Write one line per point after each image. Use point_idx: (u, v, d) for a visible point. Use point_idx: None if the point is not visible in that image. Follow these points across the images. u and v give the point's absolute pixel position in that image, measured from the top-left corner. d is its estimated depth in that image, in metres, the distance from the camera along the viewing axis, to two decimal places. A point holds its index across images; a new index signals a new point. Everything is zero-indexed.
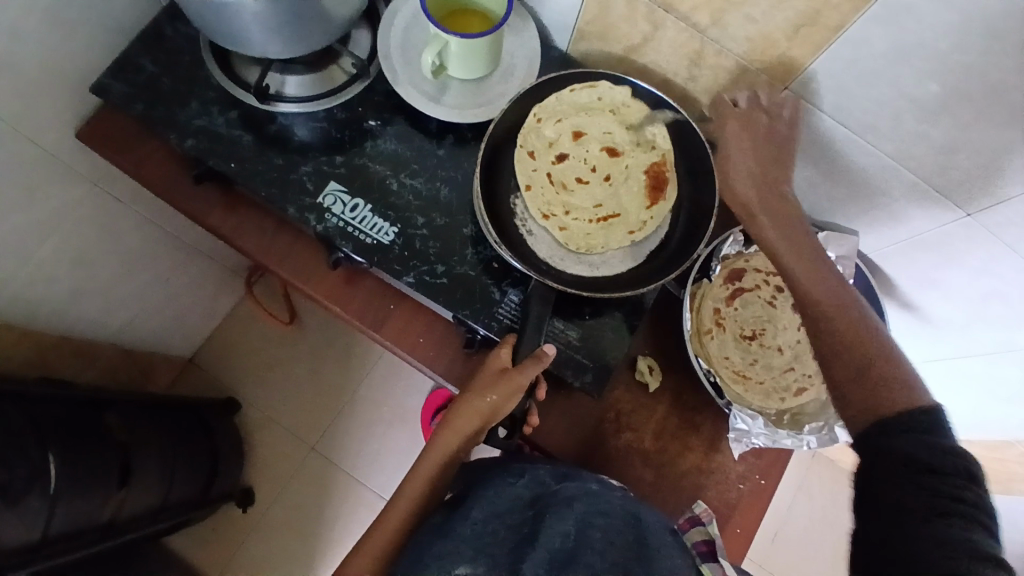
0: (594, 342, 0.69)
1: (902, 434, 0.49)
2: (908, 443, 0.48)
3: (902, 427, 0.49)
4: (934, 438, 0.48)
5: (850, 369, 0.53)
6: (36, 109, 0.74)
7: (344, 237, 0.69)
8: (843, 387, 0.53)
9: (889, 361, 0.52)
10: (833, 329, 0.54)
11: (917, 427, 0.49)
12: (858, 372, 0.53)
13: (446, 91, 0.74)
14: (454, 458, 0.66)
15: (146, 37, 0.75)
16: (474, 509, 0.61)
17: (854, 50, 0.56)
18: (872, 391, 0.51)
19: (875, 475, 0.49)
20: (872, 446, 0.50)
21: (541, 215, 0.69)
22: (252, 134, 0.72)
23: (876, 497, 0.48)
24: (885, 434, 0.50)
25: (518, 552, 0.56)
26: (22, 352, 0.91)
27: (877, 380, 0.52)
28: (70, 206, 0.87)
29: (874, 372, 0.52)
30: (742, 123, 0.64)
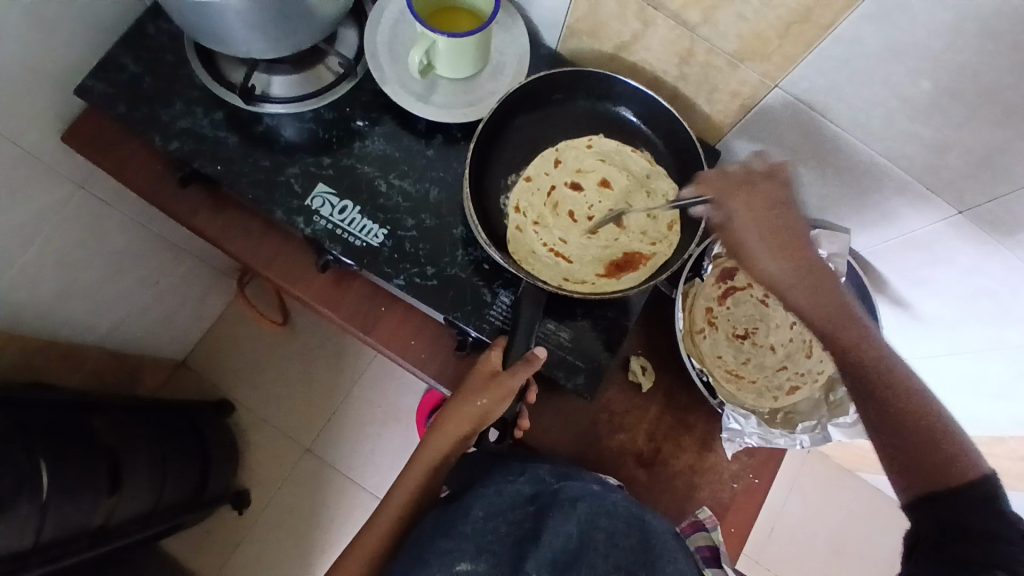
0: (586, 343, 0.68)
1: (959, 504, 0.47)
2: (965, 513, 0.47)
3: (963, 501, 0.47)
4: (993, 506, 0.46)
5: (903, 450, 0.51)
6: (15, 110, 0.73)
7: (332, 239, 0.68)
8: (901, 470, 0.51)
9: (941, 435, 0.50)
10: (883, 414, 0.51)
11: (968, 493, 0.47)
12: (914, 451, 0.50)
13: (434, 90, 0.73)
14: (446, 461, 0.65)
15: (128, 36, 0.74)
16: (473, 508, 0.59)
17: (845, 48, 0.56)
18: (931, 469, 0.49)
19: (933, 542, 0.48)
20: (929, 517, 0.49)
21: (513, 206, 0.71)
22: (237, 135, 0.71)
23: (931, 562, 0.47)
24: (947, 509, 0.48)
25: (520, 549, 0.56)
26: (6, 356, 0.90)
27: (934, 458, 0.49)
28: (54, 208, 0.85)
29: (932, 453, 0.49)
30: (749, 197, 0.57)
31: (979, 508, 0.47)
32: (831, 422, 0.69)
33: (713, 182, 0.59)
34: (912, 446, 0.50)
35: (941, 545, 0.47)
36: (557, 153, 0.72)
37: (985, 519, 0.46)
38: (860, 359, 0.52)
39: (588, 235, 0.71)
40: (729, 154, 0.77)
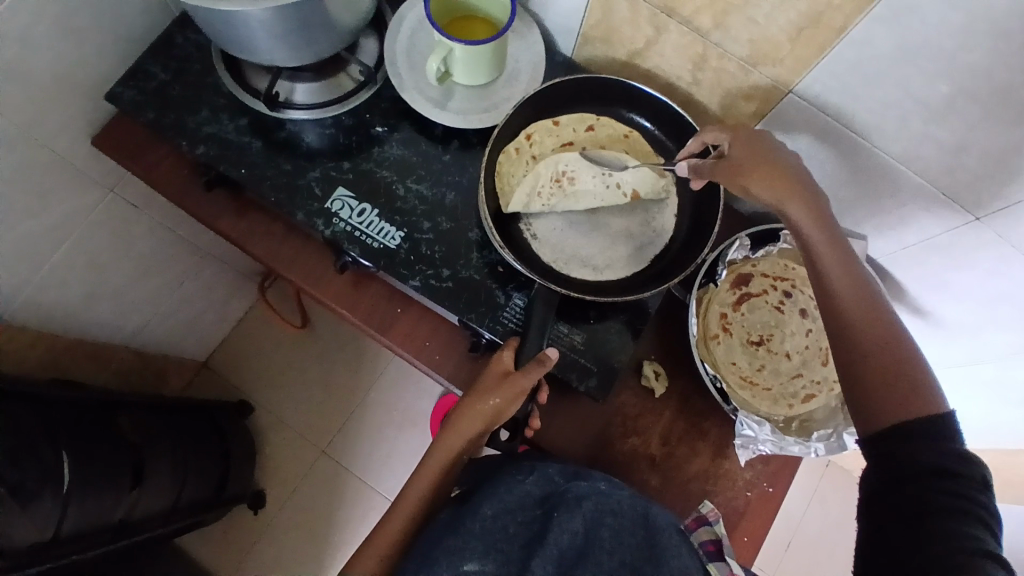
0: (598, 346, 0.69)
1: (910, 440, 0.47)
2: (914, 447, 0.47)
3: (918, 437, 0.47)
4: (943, 442, 0.46)
5: (858, 381, 0.50)
6: (51, 117, 0.77)
7: (350, 241, 0.70)
8: (856, 403, 0.50)
9: (909, 367, 0.49)
10: (853, 353, 0.50)
11: (920, 433, 0.47)
12: (876, 385, 0.49)
13: (451, 97, 0.75)
14: (458, 460, 0.65)
15: (159, 47, 0.77)
16: (482, 507, 0.60)
17: (857, 52, 0.56)
18: (884, 394, 0.48)
19: (885, 494, 0.47)
20: (877, 455, 0.48)
21: (527, 132, 0.72)
22: (261, 140, 0.73)
23: (882, 521, 0.47)
24: (891, 444, 0.48)
25: (529, 549, 0.56)
26: (35, 353, 0.93)
27: (893, 391, 0.48)
28: (85, 211, 0.89)
29: (895, 385, 0.48)
30: (746, 136, 0.61)
31: (929, 455, 0.46)
32: (847, 430, 0.67)
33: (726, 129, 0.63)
34: (868, 376, 0.49)
35: (892, 503, 0.46)
36: (596, 122, 0.73)
37: (931, 470, 0.46)
38: (842, 280, 0.53)
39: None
40: None
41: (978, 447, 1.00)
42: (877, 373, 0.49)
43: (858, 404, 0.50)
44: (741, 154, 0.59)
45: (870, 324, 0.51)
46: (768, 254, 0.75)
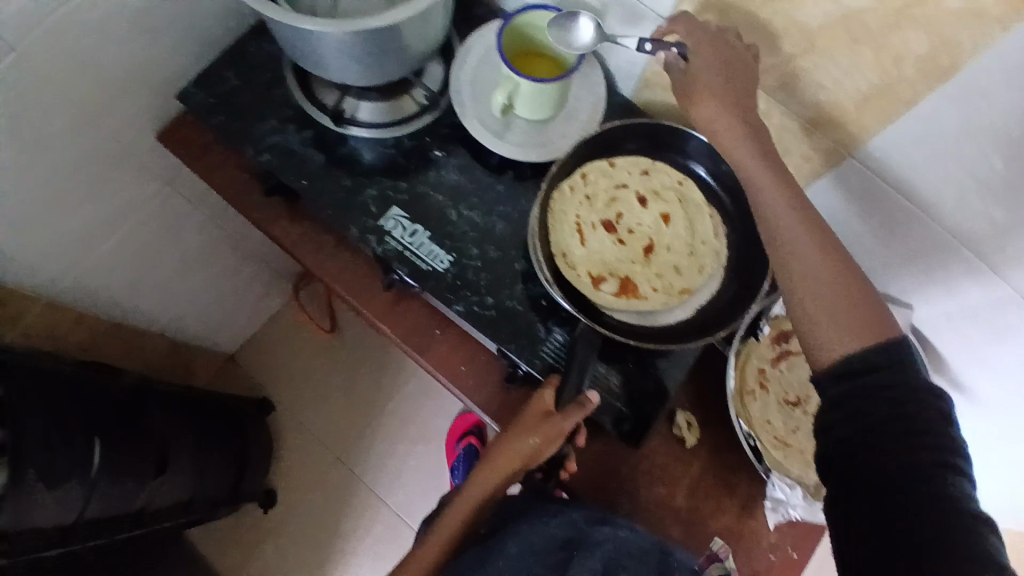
0: (634, 392, 0.68)
1: (883, 384, 0.47)
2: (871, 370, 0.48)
3: (876, 370, 0.48)
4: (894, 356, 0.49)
5: (814, 304, 0.52)
6: (120, 110, 0.80)
7: (400, 260, 0.71)
8: (812, 324, 0.52)
9: (859, 293, 0.52)
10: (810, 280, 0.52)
11: (899, 383, 0.47)
12: (834, 311, 0.51)
13: (511, 129, 0.75)
14: (493, 497, 0.65)
15: (235, 55, 0.80)
16: (508, 545, 0.63)
17: (919, 125, 0.57)
18: (842, 318, 0.51)
19: (854, 424, 0.47)
20: (841, 401, 0.48)
21: (582, 171, 0.71)
22: (323, 154, 0.75)
23: (880, 484, 0.44)
24: (853, 386, 0.48)
25: None
26: (73, 335, 0.96)
27: (850, 313, 0.51)
28: (140, 202, 0.92)
29: (848, 308, 0.51)
30: (715, 45, 0.60)
31: (924, 410, 0.46)
32: None
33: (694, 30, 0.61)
34: (824, 312, 0.51)
35: (859, 428, 0.47)
36: (650, 166, 0.72)
37: (927, 427, 0.45)
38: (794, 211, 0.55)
39: (614, 242, 0.70)
40: None
41: None
42: (834, 300, 0.52)
43: (815, 339, 0.51)
44: (713, 80, 0.59)
45: (823, 259, 0.53)
46: None
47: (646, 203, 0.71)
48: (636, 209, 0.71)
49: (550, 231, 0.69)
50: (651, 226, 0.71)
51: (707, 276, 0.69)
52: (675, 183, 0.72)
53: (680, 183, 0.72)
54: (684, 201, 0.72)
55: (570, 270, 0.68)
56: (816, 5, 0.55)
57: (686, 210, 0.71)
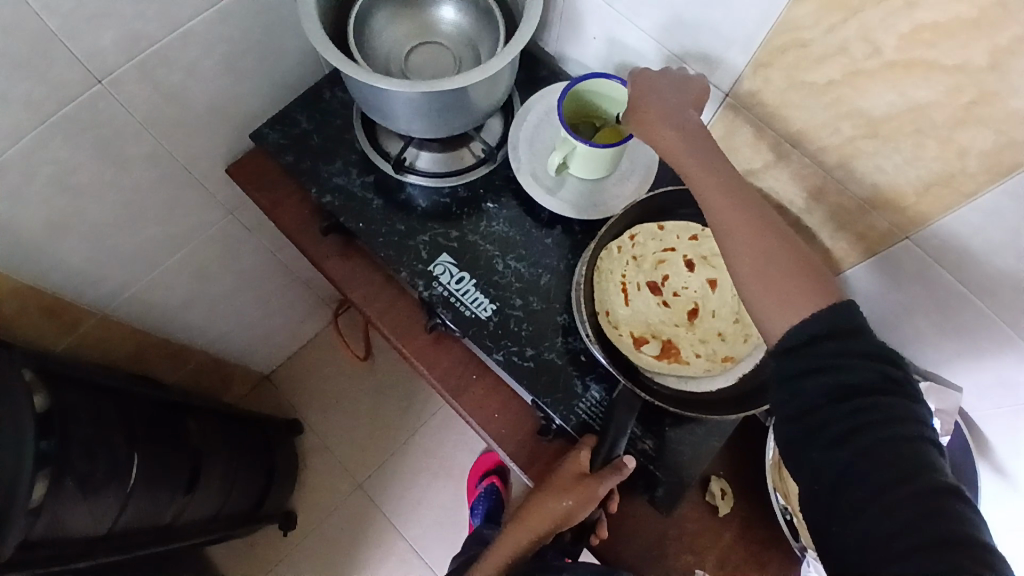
0: (667, 457, 0.68)
1: (833, 359, 0.48)
2: (830, 360, 0.49)
3: (826, 339, 0.50)
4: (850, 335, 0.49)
5: (772, 285, 0.53)
6: (198, 143, 0.85)
7: (445, 306, 0.73)
8: (775, 308, 0.52)
9: (810, 268, 0.53)
10: (764, 265, 0.54)
11: (850, 355, 0.48)
12: (788, 286, 0.52)
13: (563, 186, 0.78)
14: (526, 553, 0.66)
15: (308, 99, 0.85)
16: None
17: (979, 218, 0.56)
18: (800, 293, 0.52)
19: (825, 420, 0.48)
20: (809, 398, 0.49)
21: (631, 232, 0.72)
22: (381, 199, 0.78)
23: (844, 462, 0.46)
24: (805, 363, 0.49)
25: None
26: (124, 347, 1.00)
27: (804, 285, 0.52)
28: (203, 227, 0.97)
29: (803, 281, 0.52)
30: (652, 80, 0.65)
31: (877, 382, 0.47)
32: None
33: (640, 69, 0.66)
34: (768, 280, 0.53)
35: (832, 424, 0.47)
36: (700, 232, 0.73)
37: (882, 399, 0.47)
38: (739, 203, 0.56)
39: (658, 303, 0.70)
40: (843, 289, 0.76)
41: None
42: (786, 272, 0.53)
43: (764, 312, 0.53)
44: (661, 106, 0.63)
45: (767, 228, 0.55)
46: None
47: (694, 268, 0.72)
48: (682, 273, 0.72)
49: (594, 289, 0.70)
50: (698, 291, 0.71)
51: (749, 345, 0.68)
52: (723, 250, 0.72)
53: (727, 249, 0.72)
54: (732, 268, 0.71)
55: (612, 329, 0.68)
56: (881, 96, 0.57)
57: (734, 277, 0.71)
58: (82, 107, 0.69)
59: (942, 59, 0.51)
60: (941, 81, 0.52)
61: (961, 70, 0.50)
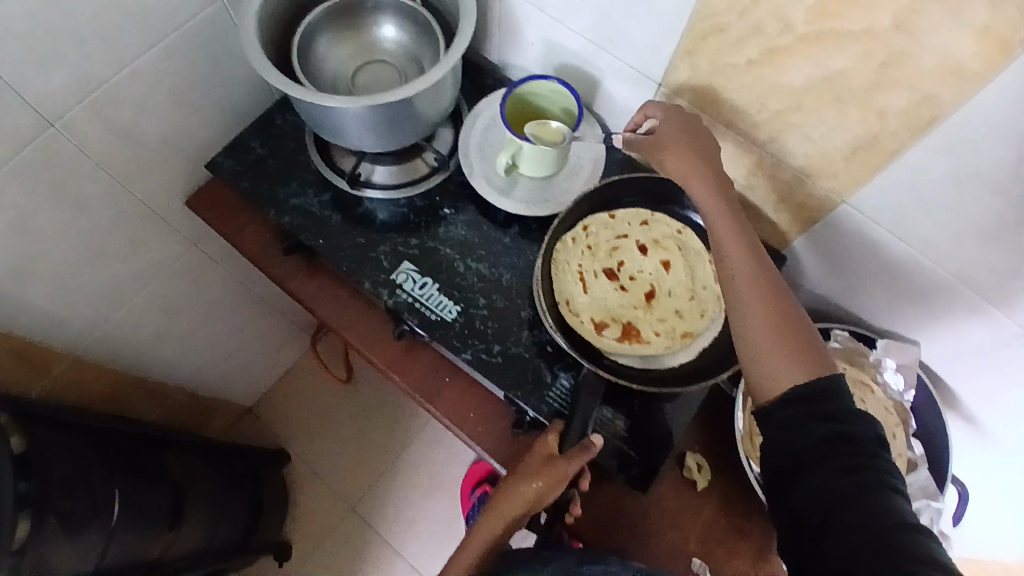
0: (642, 434, 0.70)
1: (831, 411, 0.49)
2: (817, 409, 0.49)
3: (814, 397, 0.50)
4: (842, 399, 0.50)
5: (762, 340, 0.54)
6: (157, 179, 0.87)
7: (410, 312, 0.75)
8: (760, 360, 0.54)
9: (806, 336, 0.54)
10: (760, 320, 0.55)
11: (844, 410, 0.49)
12: (779, 344, 0.53)
13: (516, 186, 0.80)
14: (499, 542, 0.67)
15: (262, 126, 0.87)
16: None
17: (910, 175, 0.60)
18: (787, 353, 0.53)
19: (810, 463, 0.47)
20: (797, 441, 0.49)
21: (584, 223, 0.75)
22: (339, 214, 0.80)
23: (839, 502, 0.45)
24: (800, 415, 0.50)
25: None
26: (97, 387, 0.99)
27: (793, 349, 0.53)
28: (167, 260, 0.98)
29: (794, 346, 0.53)
30: (675, 115, 0.68)
31: (868, 435, 0.48)
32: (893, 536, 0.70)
33: (662, 106, 0.70)
34: (763, 336, 0.55)
35: (819, 468, 0.47)
36: (650, 218, 0.76)
37: (875, 451, 0.47)
38: (747, 260, 0.59)
39: (616, 289, 0.73)
40: (794, 259, 0.79)
41: None
42: (778, 334, 0.54)
43: (756, 370, 0.54)
44: (669, 140, 0.67)
45: (771, 293, 0.57)
46: None
47: (648, 252, 0.75)
48: (636, 257, 0.75)
49: (553, 278, 0.73)
50: (651, 274, 0.74)
51: (702, 320, 0.71)
52: (670, 232, 0.76)
53: (670, 229, 0.76)
54: (682, 248, 0.75)
55: (573, 316, 0.71)
56: (800, 69, 0.60)
57: (685, 258, 0.74)
58: (36, 150, 0.70)
59: (850, 28, 0.54)
60: (851, 48, 0.56)
61: (867, 36, 0.54)
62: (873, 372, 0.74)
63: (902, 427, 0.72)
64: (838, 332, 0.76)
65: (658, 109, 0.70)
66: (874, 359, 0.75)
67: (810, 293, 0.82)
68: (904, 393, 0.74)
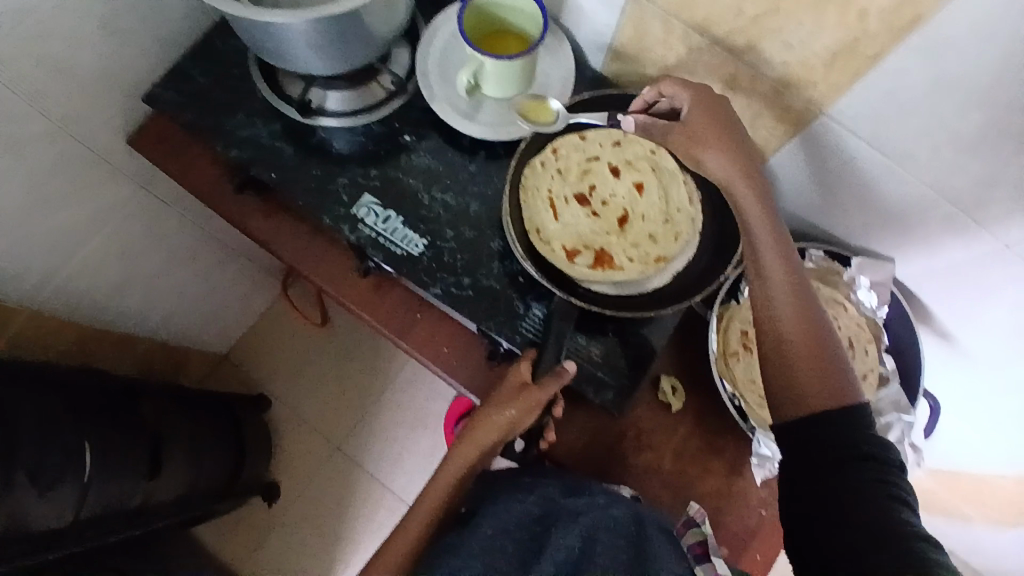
0: (617, 359, 0.69)
1: (843, 433, 0.49)
2: (833, 433, 0.49)
3: (831, 423, 0.49)
4: (862, 429, 0.49)
5: (786, 361, 0.53)
6: (92, 115, 0.80)
7: (375, 247, 0.71)
8: (782, 381, 0.53)
9: (833, 361, 0.52)
10: (787, 342, 0.53)
11: (851, 426, 0.49)
12: (803, 367, 0.52)
13: (480, 108, 0.75)
14: (473, 470, 0.67)
15: (201, 51, 0.79)
16: (483, 526, 0.64)
17: (891, 80, 0.57)
18: (810, 379, 0.51)
19: (815, 479, 0.49)
20: (806, 458, 0.50)
21: (553, 146, 0.72)
22: (293, 145, 0.75)
23: (841, 512, 0.46)
24: (823, 439, 0.49)
25: (529, 558, 0.61)
26: (63, 340, 0.94)
27: (817, 375, 0.51)
28: (117, 205, 0.92)
29: (820, 372, 0.51)
30: (702, 98, 0.61)
31: (873, 449, 0.48)
32: None
33: (689, 86, 0.62)
34: (786, 360, 0.53)
35: (825, 483, 0.48)
36: (623, 138, 0.73)
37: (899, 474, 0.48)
38: (780, 272, 0.55)
39: (588, 214, 0.71)
40: (771, 177, 0.77)
41: (998, 476, 0.94)
42: (802, 359, 0.52)
43: (775, 391, 0.53)
44: (700, 127, 0.60)
45: (801, 313, 0.54)
46: None
47: (620, 175, 0.72)
48: (609, 179, 0.72)
49: (522, 205, 0.70)
50: (624, 197, 0.71)
51: (676, 244, 0.68)
52: (643, 152, 0.72)
53: (643, 148, 0.72)
54: (656, 169, 0.72)
55: (543, 244, 0.68)
56: None
57: (659, 179, 0.72)
58: None
59: None
60: None
61: None
62: (846, 291, 0.74)
63: (874, 343, 0.72)
64: (812, 251, 0.75)
65: (681, 89, 0.62)
66: (848, 278, 0.74)
67: (786, 212, 0.80)
68: (877, 310, 0.74)
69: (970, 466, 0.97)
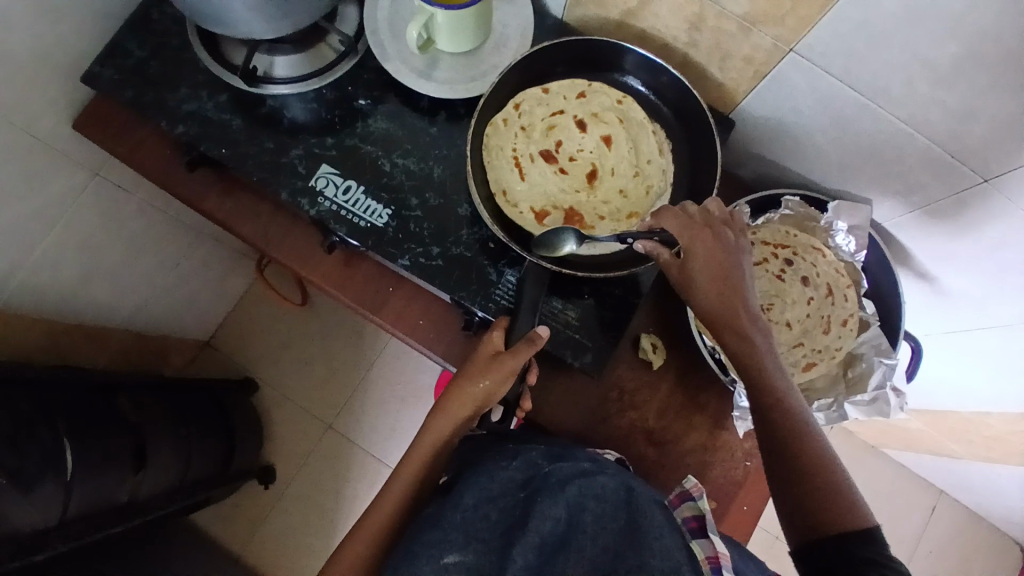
0: (593, 321, 0.67)
1: (851, 544, 0.46)
2: (843, 553, 0.46)
3: (840, 544, 0.47)
4: (873, 549, 0.46)
5: (793, 492, 0.50)
6: (30, 101, 0.75)
7: (337, 220, 0.68)
8: (790, 510, 0.50)
9: (841, 486, 0.49)
10: (793, 471, 0.50)
11: (855, 531, 0.47)
12: (809, 495, 0.49)
13: (437, 66, 0.72)
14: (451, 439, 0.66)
15: (134, 22, 0.74)
16: (464, 496, 0.59)
17: (861, 11, 0.53)
18: (818, 507, 0.48)
19: None
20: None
21: (515, 101, 0.69)
22: (242, 118, 0.71)
23: None
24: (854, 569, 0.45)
25: (508, 537, 0.55)
26: (34, 337, 0.92)
27: (825, 502, 0.48)
28: (71, 194, 0.87)
29: (828, 500, 0.48)
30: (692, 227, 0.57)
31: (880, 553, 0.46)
32: (848, 400, 0.69)
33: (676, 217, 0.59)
34: (793, 491, 0.50)
35: None
36: (587, 88, 0.70)
37: None
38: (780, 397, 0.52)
39: (555, 172, 0.69)
40: (743, 123, 0.74)
41: (983, 412, 0.93)
42: (808, 486, 0.49)
43: (787, 521, 0.50)
44: (695, 266, 0.56)
45: (805, 438, 0.51)
46: (769, 222, 0.72)
47: (586, 128, 0.70)
48: (575, 133, 0.69)
49: (484, 165, 0.68)
50: (591, 151, 0.70)
51: (648, 199, 0.68)
52: (610, 102, 0.69)
53: (609, 98, 0.69)
54: (624, 119, 0.69)
55: (509, 208, 0.67)
56: None
57: (627, 131, 0.69)
58: None
59: None
60: None
61: None
62: (824, 237, 0.72)
63: (853, 288, 0.71)
64: (788, 198, 0.72)
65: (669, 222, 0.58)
66: (825, 223, 0.72)
67: (762, 158, 0.77)
68: (855, 255, 0.71)
69: (956, 401, 0.97)
